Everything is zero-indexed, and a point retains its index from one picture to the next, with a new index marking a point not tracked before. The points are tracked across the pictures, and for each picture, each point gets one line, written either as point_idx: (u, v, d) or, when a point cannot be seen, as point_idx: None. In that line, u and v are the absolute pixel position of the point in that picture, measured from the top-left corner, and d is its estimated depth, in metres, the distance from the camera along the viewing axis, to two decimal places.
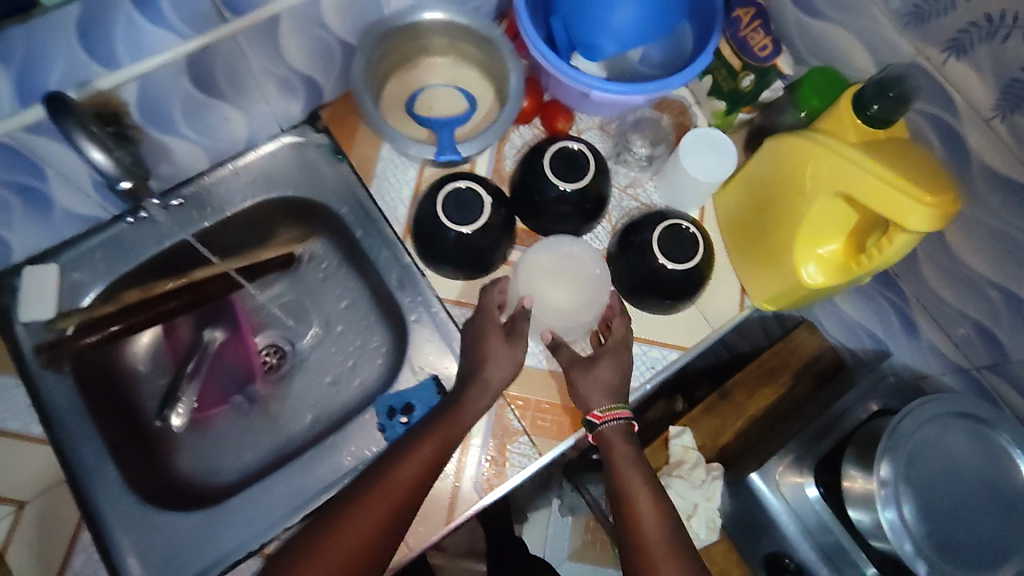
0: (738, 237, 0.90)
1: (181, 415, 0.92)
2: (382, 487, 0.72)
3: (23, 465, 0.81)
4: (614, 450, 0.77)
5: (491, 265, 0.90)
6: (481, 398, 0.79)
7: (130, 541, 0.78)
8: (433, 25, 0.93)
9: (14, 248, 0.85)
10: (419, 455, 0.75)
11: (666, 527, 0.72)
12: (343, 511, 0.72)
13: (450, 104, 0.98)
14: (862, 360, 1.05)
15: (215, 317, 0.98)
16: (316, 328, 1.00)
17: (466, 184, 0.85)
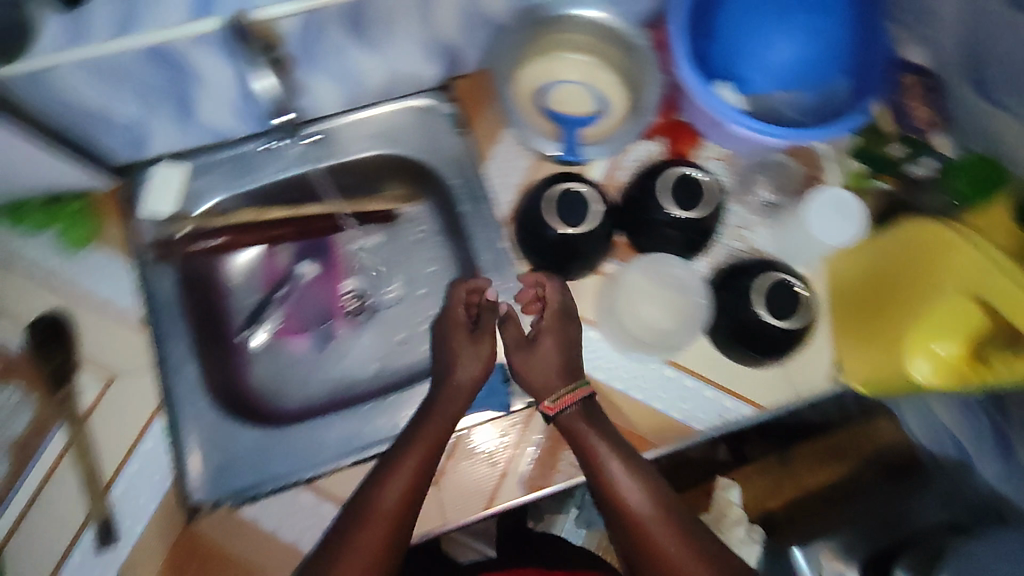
0: (845, 310, 0.86)
1: (263, 334, 0.95)
2: (379, 505, 0.70)
3: (119, 344, 0.84)
4: (574, 434, 0.75)
5: (582, 270, 0.87)
6: (455, 399, 0.78)
7: (196, 432, 0.82)
8: (585, 21, 0.91)
9: (153, 142, 0.89)
10: (412, 461, 0.73)
11: (654, 508, 0.70)
12: (346, 539, 0.68)
13: (580, 103, 0.96)
14: (942, 467, 0.91)
15: (313, 251, 1.00)
16: (399, 288, 1.00)
17: (579, 188, 0.84)
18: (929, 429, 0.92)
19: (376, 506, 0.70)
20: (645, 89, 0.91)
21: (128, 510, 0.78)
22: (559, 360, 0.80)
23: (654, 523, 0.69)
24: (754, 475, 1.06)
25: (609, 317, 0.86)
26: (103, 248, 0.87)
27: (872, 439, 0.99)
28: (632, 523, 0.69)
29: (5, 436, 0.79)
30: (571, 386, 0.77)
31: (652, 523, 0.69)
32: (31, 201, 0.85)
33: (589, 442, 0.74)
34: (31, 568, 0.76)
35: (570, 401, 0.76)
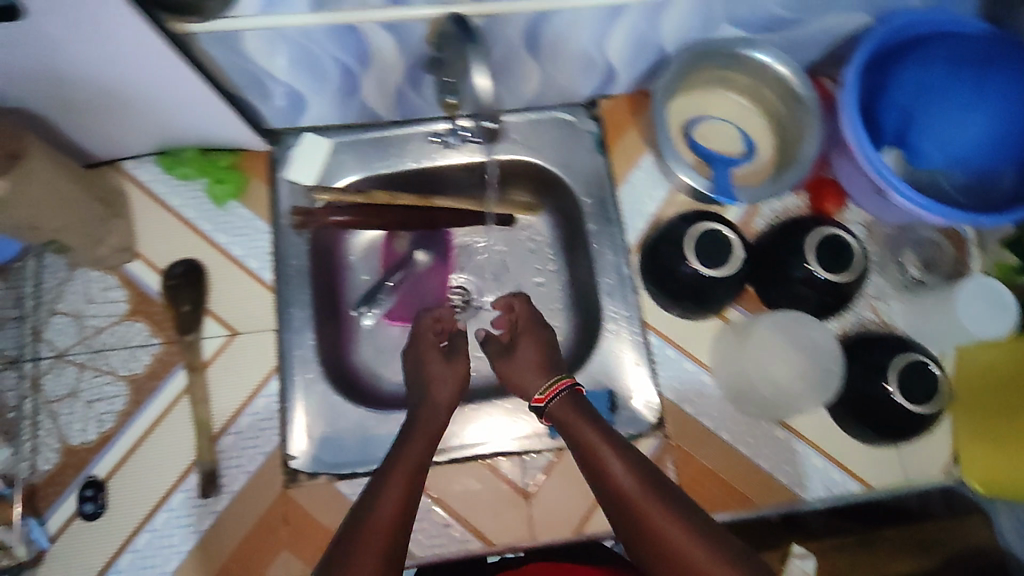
0: (980, 417, 0.80)
1: (372, 317, 0.96)
2: (373, 525, 0.61)
3: (246, 301, 0.86)
4: (567, 421, 0.72)
5: (705, 311, 0.86)
6: (432, 416, 0.75)
7: (307, 396, 0.84)
8: (755, 63, 0.86)
9: (305, 114, 0.90)
10: (399, 479, 0.66)
11: (648, 488, 0.64)
12: (337, 564, 0.58)
13: (728, 144, 0.91)
14: None
15: (428, 242, 1.00)
16: (505, 293, 0.99)
17: (721, 230, 0.83)
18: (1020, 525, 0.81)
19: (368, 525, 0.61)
20: (807, 143, 0.84)
21: (232, 462, 0.80)
22: (541, 356, 0.79)
23: (653, 506, 0.62)
24: (829, 548, 0.81)
25: (728, 368, 0.84)
26: (244, 207, 0.89)
27: (961, 537, 0.82)
28: (630, 506, 0.63)
29: (130, 370, 0.82)
30: (554, 378, 0.76)
31: (654, 506, 0.62)
32: (185, 150, 0.87)
33: (583, 430, 0.70)
34: (136, 502, 0.78)
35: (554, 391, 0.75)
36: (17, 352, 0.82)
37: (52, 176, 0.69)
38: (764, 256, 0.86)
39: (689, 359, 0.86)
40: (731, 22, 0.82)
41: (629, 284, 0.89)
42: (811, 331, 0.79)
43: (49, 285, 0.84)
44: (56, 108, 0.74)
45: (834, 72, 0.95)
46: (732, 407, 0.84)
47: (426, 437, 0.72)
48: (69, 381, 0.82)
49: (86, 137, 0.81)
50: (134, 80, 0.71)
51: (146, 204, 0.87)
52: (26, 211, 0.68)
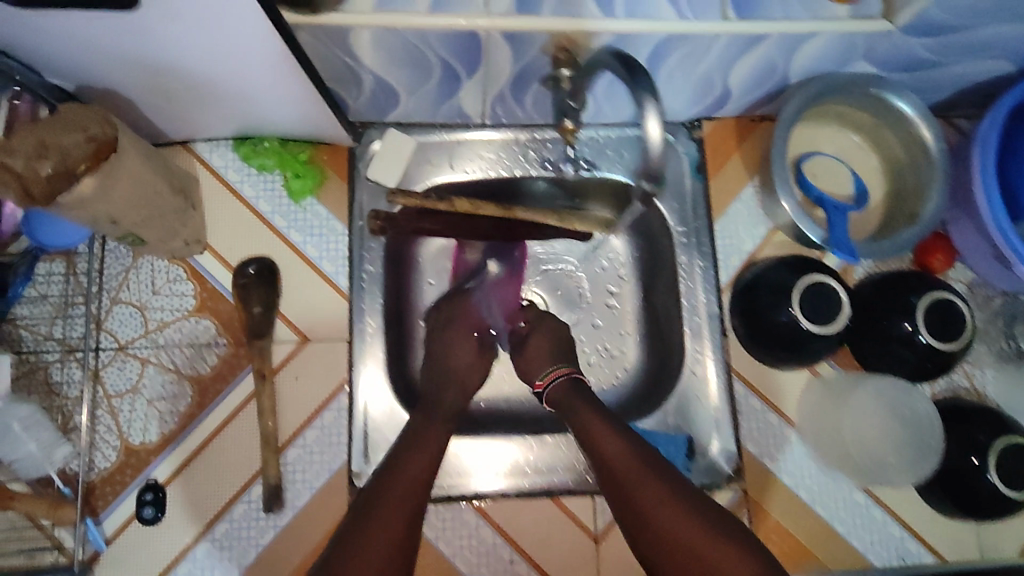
0: None
1: None
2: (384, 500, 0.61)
3: (318, 306, 0.82)
4: (565, 405, 0.73)
5: (796, 363, 0.82)
6: (449, 405, 0.75)
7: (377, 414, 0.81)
8: (885, 106, 0.79)
9: (392, 110, 0.84)
10: (417, 460, 0.66)
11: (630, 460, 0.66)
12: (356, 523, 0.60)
13: (838, 184, 0.86)
14: None
15: (502, 251, 0.92)
16: (578, 314, 0.92)
17: (827, 283, 0.79)
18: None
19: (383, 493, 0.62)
20: (929, 199, 0.77)
21: (297, 476, 0.78)
22: (555, 347, 0.79)
23: (642, 482, 0.64)
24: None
25: (818, 424, 0.83)
26: (321, 204, 0.84)
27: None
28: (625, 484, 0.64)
29: (195, 370, 0.79)
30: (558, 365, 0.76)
31: (637, 477, 0.64)
32: (264, 139, 0.81)
33: (580, 413, 0.70)
34: (197, 510, 0.76)
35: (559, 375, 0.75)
36: (78, 341, 0.78)
37: (140, 170, 0.65)
38: (864, 310, 0.82)
39: (774, 412, 0.84)
40: (870, 61, 0.75)
41: (717, 325, 0.85)
42: (916, 406, 0.80)
43: (113, 273, 0.80)
44: (139, 90, 0.68)
45: (954, 117, 0.89)
46: (815, 465, 0.82)
47: (445, 424, 0.73)
48: (131, 376, 0.78)
49: (164, 120, 0.75)
50: (232, 71, 0.66)
51: (217, 192, 0.82)
52: (111, 206, 0.64)
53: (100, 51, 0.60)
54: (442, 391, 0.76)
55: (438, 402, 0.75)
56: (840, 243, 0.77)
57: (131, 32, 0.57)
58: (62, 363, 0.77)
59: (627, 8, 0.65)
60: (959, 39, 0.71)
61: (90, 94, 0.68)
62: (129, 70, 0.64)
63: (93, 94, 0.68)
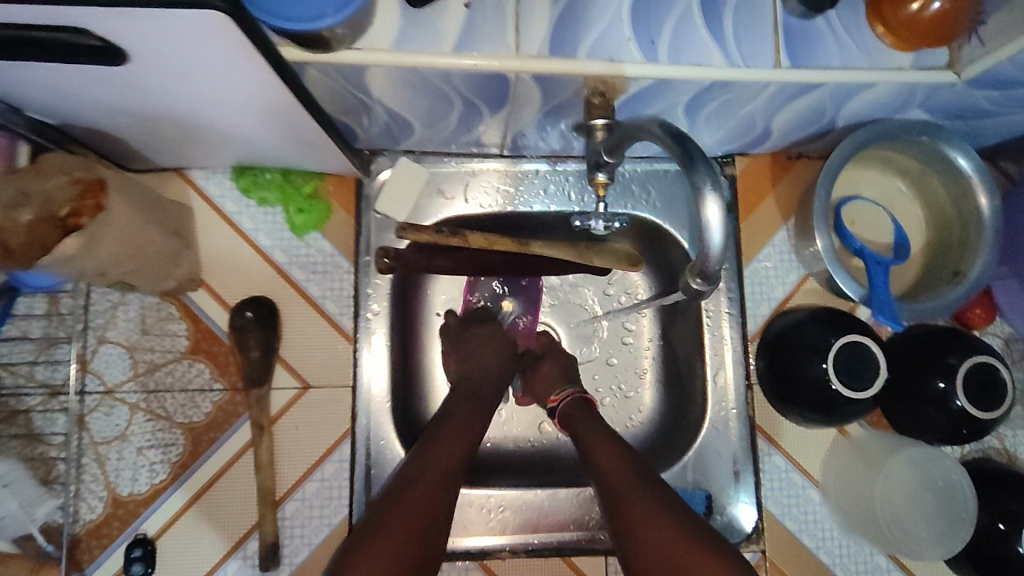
0: None
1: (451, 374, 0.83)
2: (393, 511, 0.59)
3: (320, 349, 0.77)
4: (575, 424, 0.72)
5: (826, 423, 0.77)
6: (468, 419, 0.72)
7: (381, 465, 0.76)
8: (935, 155, 0.75)
9: (405, 139, 0.78)
10: (429, 483, 0.63)
11: (636, 481, 0.63)
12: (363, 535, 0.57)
13: (878, 231, 0.81)
14: None
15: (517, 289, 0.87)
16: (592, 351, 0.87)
17: (865, 343, 0.73)
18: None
19: (389, 516, 0.59)
20: (976, 258, 0.73)
21: (295, 532, 0.73)
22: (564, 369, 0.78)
23: (646, 507, 0.61)
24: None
25: (842, 485, 0.78)
26: (325, 238, 0.78)
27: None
28: (621, 498, 0.62)
29: (188, 417, 0.74)
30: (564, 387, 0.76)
31: (638, 501, 0.61)
32: (266, 170, 0.75)
33: (587, 431, 0.70)
34: (189, 567, 0.72)
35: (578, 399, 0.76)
36: (62, 384, 0.73)
37: (129, 219, 0.59)
38: (899, 368, 0.78)
39: (798, 471, 0.79)
40: (923, 107, 0.70)
41: (742, 376, 0.81)
42: (949, 475, 0.74)
43: (100, 311, 0.74)
44: (132, 129, 0.62)
45: (1000, 161, 0.84)
46: (837, 528, 0.78)
47: (461, 437, 0.69)
48: (119, 423, 0.73)
49: (159, 153, 0.70)
50: (233, 114, 0.60)
51: (214, 225, 0.76)
52: (98, 260, 0.59)
53: (90, 99, 0.54)
54: (458, 408, 0.73)
55: (459, 417, 0.72)
56: (880, 305, 0.72)
57: (121, 75, 0.50)
58: (46, 408, 0.72)
59: (672, 50, 0.59)
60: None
61: (77, 130, 0.62)
62: (121, 117, 0.58)
63: (80, 130, 0.62)
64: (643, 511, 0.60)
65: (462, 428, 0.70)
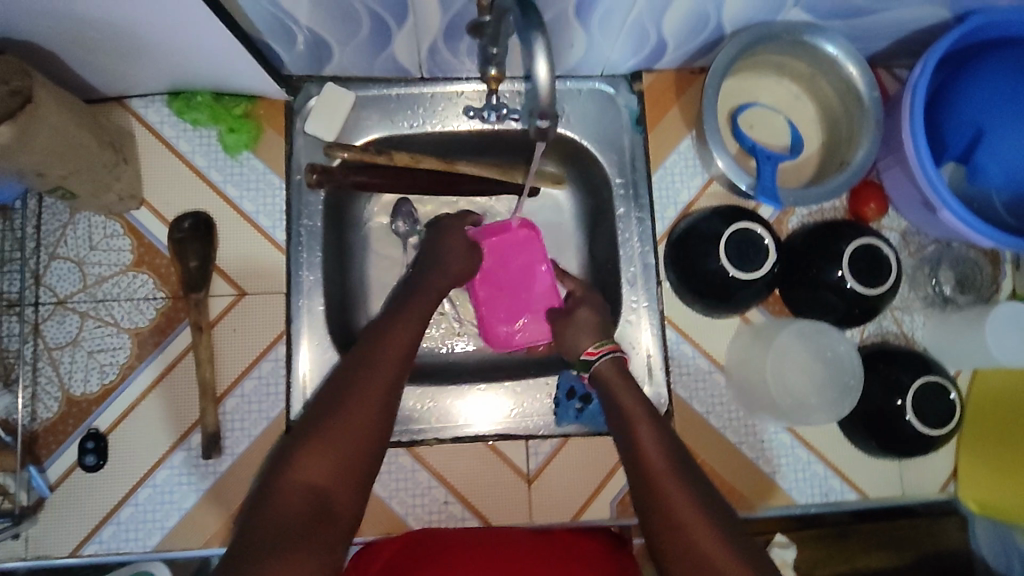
0: (981, 439, 0.81)
1: None
2: (356, 388, 0.63)
3: (254, 258, 0.83)
4: (610, 384, 0.71)
5: (728, 310, 0.82)
6: (403, 335, 0.68)
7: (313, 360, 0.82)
8: (819, 53, 0.79)
9: (329, 64, 0.83)
10: (369, 403, 0.62)
11: (676, 474, 0.61)
12: (326, 409, 0.61)
13: (775, 133, 0.86)
14: None
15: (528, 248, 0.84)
16: None
17: (756, 231, 0.79)
18: (998, 547, 0.82)
19: (324, 446, 0.58)
20: (859, 147, 0.78)
21: (235, 424, 0.80)
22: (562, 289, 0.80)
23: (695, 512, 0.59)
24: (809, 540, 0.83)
25: (743, 367, 0.83)
26: (257, 158, 0.84)
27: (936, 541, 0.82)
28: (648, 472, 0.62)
29: (134, 323, 0.80)
30: (599, 343, 0.75)
31: (675, 488, 0.60)
32: (197, 93, 0.81)
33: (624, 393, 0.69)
34: (139, 457, 0.78)
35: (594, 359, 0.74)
36: (17, 296, 0.79)
37: (60, 120, 0.65)
38: (795, 258, 0.82)
39: (704, 357, 0.85)
40: (803, 7, 0.74)
41: (652, 274, 0.86)
42: (837, 347, 0.79)
43: (50, 229, 0.80)
44: (59, 41, 0.68)
45: (897, 65, 0.88)
46: (743, 409, 0.84)
47: (406, 335, 0.68)
48: (71, 329, 0.80)
49: (93, 76, 0.76)
50: (142, 25, 0.66)
51: (155, 148, 0.82)
52: (32, 157, 0.65)
53: (15, 7, 0.61)
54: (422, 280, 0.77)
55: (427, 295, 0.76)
56: (765, 189, 0.77)
57: None
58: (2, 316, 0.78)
59: None
60: None
61: (17, 48, 0.69)
62: (43, 26, 0.64)
63: (15, 45, 0.68)
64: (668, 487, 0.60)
65: (410, 323, 0.70)
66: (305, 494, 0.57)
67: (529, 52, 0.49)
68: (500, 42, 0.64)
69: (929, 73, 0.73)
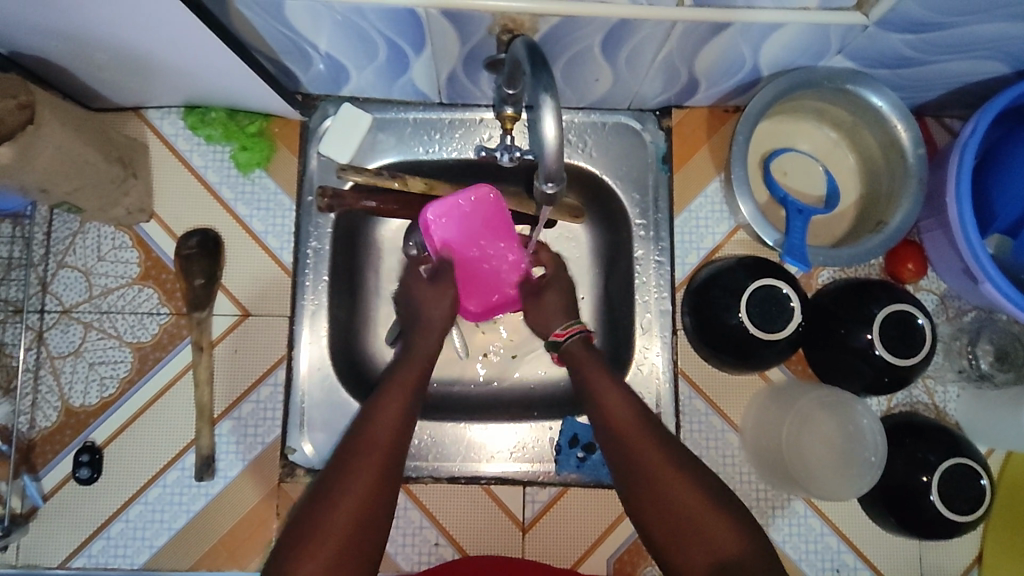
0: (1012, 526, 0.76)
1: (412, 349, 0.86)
2: (350, 469, 0.59)
3: (260, 280, 0.81)
4: (578, 365, 0.69)
5: (745, 367, 0.78)
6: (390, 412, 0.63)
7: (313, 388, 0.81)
8: (862, 104, 0.74)
9: (346, 86, 0.80)
10: (360, 484, 0.58)
11: (657, 447, 0.61)
12: (319, 499, 0.57)
13: (810, 182, 0.81)
14: None
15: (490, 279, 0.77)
16: None
17: (781, 287, 0.75)
18: None
19: (316, 536, 0.55)
20: (899, 208, 0.73)
21: (230, 447, 0.79)
22: None
23: (674, 478, 0.59)
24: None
25: (758, 429, 0.79)
26: (269, 177, 0.82)
27: None
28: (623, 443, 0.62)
29: (136, 337, 0.80)
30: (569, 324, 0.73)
31: (655, 454, 0.60)
32: (212, 109, 0.80)
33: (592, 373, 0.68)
34: (132, 473, 0.78)
35: (563, 339, 0.71)
36: (23, 302, 0.79)
37: (65, 136, 0.64)
38: (821, 319, 0.77)
39: (717, 414, 0.81)
40: (846, 56, 0.69)
41: (668, 322, 0.82)
42: (860, 420, 0.75)
43: (60, 237, 0.80)
44: (69, 56, 0.67)
45: (947, 117, 0.82)
46: (755, 472, 0.80)
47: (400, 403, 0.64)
48: (74, 339, 0.79)
49: (107, 88, 0.75)
50: (151, 45, 0.65)
51: (167, 161, 0.81)
52: (35, 173, 0.64)
53: (24, 23, 0.60)
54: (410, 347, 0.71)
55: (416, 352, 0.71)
56: (792, 247, 0.72)
57: None
58: (7, 323, 0.78)
59: None
60: (945, 36, 0.63)
61: (28, 59, 0.68)
62: (53, 41, 0.64)
63: (26, 57, 0.67)
64: (642, 454, 0.61)
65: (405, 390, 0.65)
66: None
67: (538, 109, 0.46)
68: (515, 82, 0.60)
69: (984, 130, 0.68)
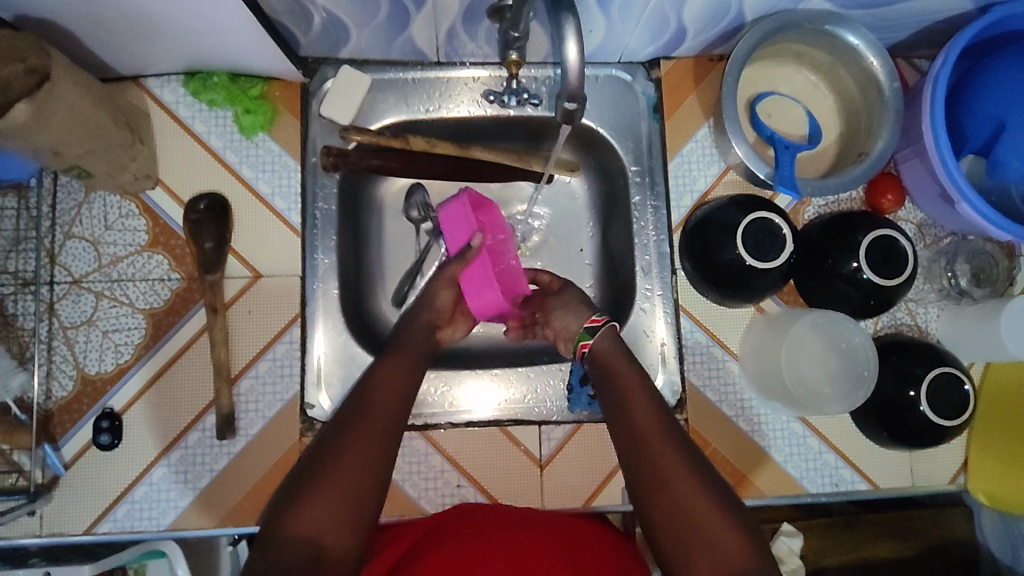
0: (991, 430, 0.82)
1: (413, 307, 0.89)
2: (350, 437, 0.63)
3: (269, 241, 0.83)
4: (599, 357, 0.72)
5: (741, 300, 0.83)
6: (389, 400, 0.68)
7: (329, 344, 0.83)
8: (841, 44, 0.79)
9: (346, 46, 0.82)
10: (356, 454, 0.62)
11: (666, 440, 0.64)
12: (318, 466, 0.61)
13: (793, 123, 0.85)
14: None
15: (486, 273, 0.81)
16: (531, 251, 0.93)
17: (774, 220, 0.79)
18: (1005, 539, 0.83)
19: (313, 499, 0.59)
20: (879, 138, 0.78)
21: (250, 405, 0.80)
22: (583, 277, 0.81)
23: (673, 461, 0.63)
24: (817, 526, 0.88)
25: (755, 355, 0.84)
26: (273, 140, 0.84)
27: (946, 532, 0.87)
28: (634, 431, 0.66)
29: (149, 303, 0.80)
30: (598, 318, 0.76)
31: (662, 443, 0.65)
32: (213, 74, 0.81)
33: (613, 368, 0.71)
34: (153, 436, 0.79)
35: (597, 328, 0.74)
36: (33, 274, 0.79)
37: (75, 98, 0.65)
38: (811, 249, 0.82)
39: (718, 346, 0.85)
40: None
41: (668, 263, 0.86)
42: (852, 338, 0.79)
43: (65, 208, 0.80)
44: (72, 18, 0.67)
45: (915, 57, 0.88)
46: (755, 398, 0.84)
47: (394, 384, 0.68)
48: (86, 309, 0.79)
49: (108, 53, 0.75)
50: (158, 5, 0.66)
51: (169, 128, 0.82)
52: (48, 136, 0.64)
53: None
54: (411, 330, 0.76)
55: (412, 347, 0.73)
56: (784, 179, 0.77)
57: None
58: (17, 295, 0.78)
59: None
60: None
61: (33, 22, 0.68)
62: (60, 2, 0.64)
63: (30, 20, 0.68)
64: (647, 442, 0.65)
65: (398, 376, 0.69)
66: (301, 541, 0.57)
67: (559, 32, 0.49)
68: (521, 24, 0.63)
69: (952, 63, 0.73)
